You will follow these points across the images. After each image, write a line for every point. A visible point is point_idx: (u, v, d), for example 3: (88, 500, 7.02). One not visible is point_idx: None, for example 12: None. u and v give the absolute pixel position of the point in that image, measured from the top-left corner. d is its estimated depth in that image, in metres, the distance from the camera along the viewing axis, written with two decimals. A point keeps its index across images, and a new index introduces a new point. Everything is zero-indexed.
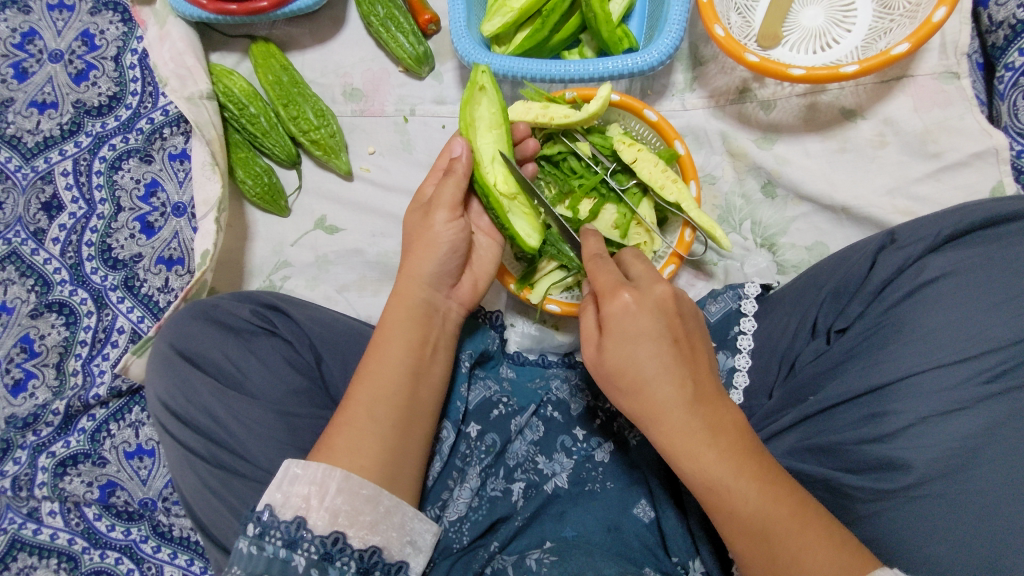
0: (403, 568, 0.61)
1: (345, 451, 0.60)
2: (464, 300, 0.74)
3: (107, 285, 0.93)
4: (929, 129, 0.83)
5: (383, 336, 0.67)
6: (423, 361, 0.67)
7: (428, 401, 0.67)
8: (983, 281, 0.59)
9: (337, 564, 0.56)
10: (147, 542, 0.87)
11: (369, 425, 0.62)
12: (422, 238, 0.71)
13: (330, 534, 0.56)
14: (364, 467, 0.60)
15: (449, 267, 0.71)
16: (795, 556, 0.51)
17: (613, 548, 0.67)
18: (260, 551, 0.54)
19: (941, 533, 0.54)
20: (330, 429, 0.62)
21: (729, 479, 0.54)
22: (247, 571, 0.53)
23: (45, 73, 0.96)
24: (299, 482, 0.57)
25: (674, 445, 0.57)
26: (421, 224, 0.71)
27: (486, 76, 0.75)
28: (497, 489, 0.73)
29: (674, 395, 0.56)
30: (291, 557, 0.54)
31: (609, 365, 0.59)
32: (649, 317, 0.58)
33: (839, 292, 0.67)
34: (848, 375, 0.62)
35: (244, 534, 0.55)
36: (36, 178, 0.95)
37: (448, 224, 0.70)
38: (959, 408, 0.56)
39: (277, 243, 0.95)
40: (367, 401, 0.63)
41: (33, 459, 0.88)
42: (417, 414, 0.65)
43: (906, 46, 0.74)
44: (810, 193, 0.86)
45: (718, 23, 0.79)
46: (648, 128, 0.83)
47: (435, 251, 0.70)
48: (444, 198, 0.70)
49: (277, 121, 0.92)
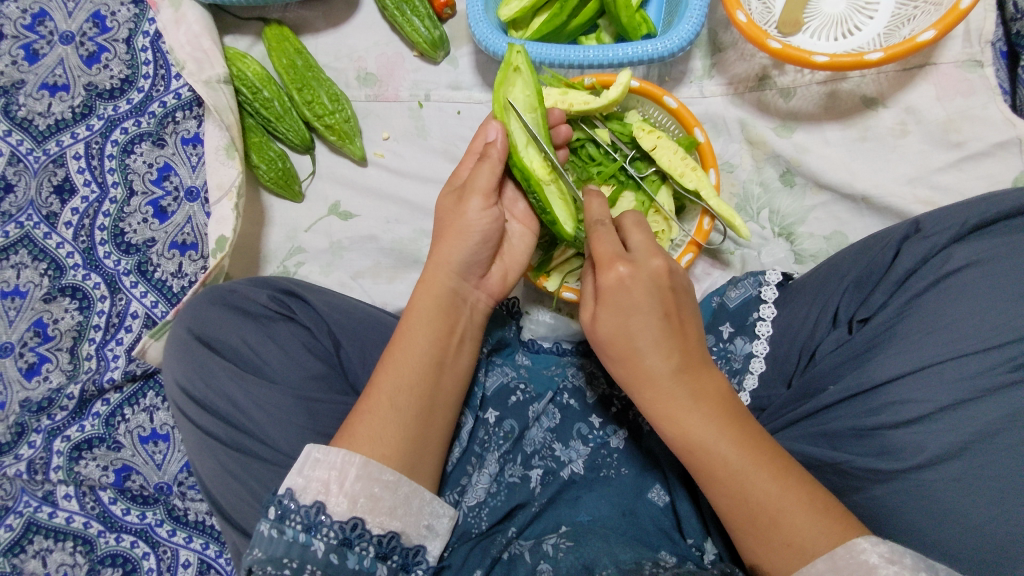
0: (420, 551, 0.61)
1: (365, 439, 0.60)
2: (492, 291, 0.74)
3: (120, 269, 0.92)
4: (951, 119, 0.82)
5: (408, 324, 0.67)
6: (450, 353, 0.67)
7: (453, 392, 0.67)
8: (1009, 270, 0.59)
9: (356, 550, 0.56)
10: (162, 526, 0.87)
11: (390, 413, 0.61)
12: (454, 225, 0.69)
13: (349, 520, 0.56)
14: (385, 455, 0.59)
15: (479, 257, 0.70)
16: (772, 517, 0.52)
17: (628, 531, 0.68)
18: (281, 535, 0.54)
19: (954, 519, 0.55)
20: (352, 416, 0.62)
21: (711, 443, 0.55)
22: (267, 555, 0.54)
23: (56, 55, 0.95)
24: (320, 467, 0.57)
25: (663, 411, 0.57)
26: (454, 210, 0.70)
27: (521, 58, 0.72)
28: (515, 475, 0.72)
29: (663, 363, 0.56)
30: (310, 541, 0.54)
31: (602, 333, 0.59)
32: (645, 287, 0.57)
33: (862, 281, 0.67)
34: (873, 364, 0.61)
35: (264, 517, 0.55)
36: (47, 161, 0.94)
37: (482, 213, 0.69)
38: (982, 395, 0.56)
39: (291, 229, 0.95)
40: (389, 389, 0.63)
41: (48, 443, 0.88)
42: (439, 405, 0.65)
43: (933, 33, 0.73)
44: (829, 181, 0.86)
45: (740, 9, 0.78)
46: (668, 116, 0.82)
47: (468, 239, 0.69)
48: (480, 184, 0.69)
49: (290, 105, 0.91)
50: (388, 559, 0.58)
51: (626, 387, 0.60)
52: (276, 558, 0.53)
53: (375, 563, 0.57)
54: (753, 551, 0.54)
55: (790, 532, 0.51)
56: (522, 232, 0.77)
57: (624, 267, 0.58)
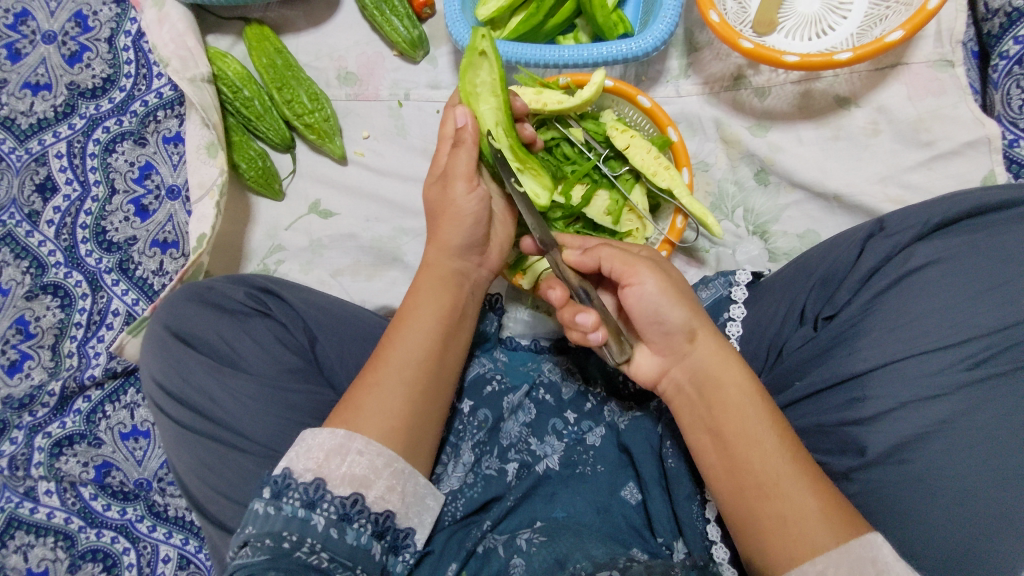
0: (410, 534, 0.62)
1: (372, 413, 0.61)
2: (487, 268, 0.76)
3: (102, 267, 0.93)
4: (922, 118, 0.83)
5: (413, 301, 0.69)
6: (452, 328, 0.69)
7: (454, 369, 0.69)
8: (967, 268, 0.60)
9: (354, 525, 0.57)
10: (143, 521, 0.88)
11: (399, 387, 0.63)
12: (447, 209, 0.70)
13: (350, 496, 0.57)
14: (393, 429, 0.61)
15: (476, 239, 0.71)
16: (816, 493, 0.53)
17: (602, 529, 0.67)
18: (278, 511, 0.55)
19: (920, 519, 0.56)
20: (356, 389, 0.63)
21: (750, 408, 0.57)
22: (264, 530, 0.54)
23: (38, 55, 0.95)
24: (316, 449, 0.58)
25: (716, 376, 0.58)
26: (444, 196, 0.70)
27: (485, 42, 0.72)
28: (492, 468, 0.73)
29: (702, 333, 0.61)
30: (309, 516, 0.55)
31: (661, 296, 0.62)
32: (678, 272, 0.67)
33: (828, 279, 0.67)
34: (839, 361, 0.62)
35: (259, 496, 0.56)
36: (29, 160, 0.95)
37: (469, 196, 0.69)
38: (942, 392, 0.57)
39: (272, 227, 0.96)
40: (400, 358, 0.65)
41: (30, 439, 0.89)
42: (442, 381, 0.67)
43: (900, 34, 0.74)
44: (802, 180, 0.86)
45: (713, 9, 0.79)
46: (642, 115, 0.82)
47: (462, 223, 0.70)
48: (461, 170, 0.69)
49: (271, 104, 0.92)
50: (383, 537, 0.59)
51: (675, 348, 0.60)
52: (274, 532, 0.54)
53: (371, 540, 0.58)
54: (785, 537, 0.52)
55: (814, 510, 0.52)
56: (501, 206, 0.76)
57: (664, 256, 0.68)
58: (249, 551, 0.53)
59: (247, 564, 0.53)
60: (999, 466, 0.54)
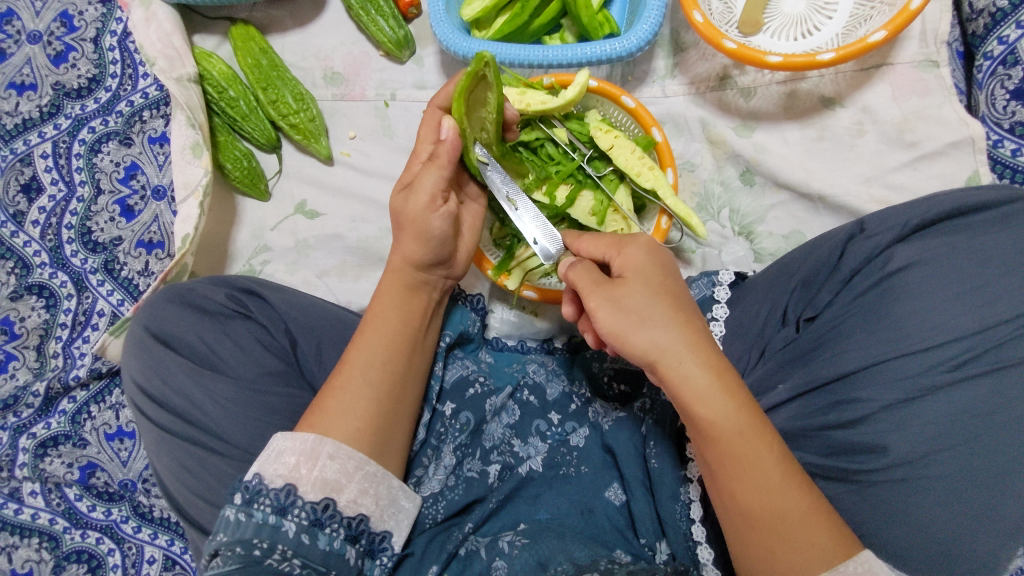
0: (387, 538, 0.62)
1: (336, 416, 0.61)
2: (453, 275, 0.76)
3: (87, 268, 0.93)
4: (906, 118, 0.83)
5: (376, 309, 0.69)
6: (414, 336, 0.69)
7: (418, 374, 0.69)
8: (947, 270, 0.59)
9: (326, 530, 0.57)
10: (128, 522, 0.88)
11: (362, 390, 0.63)
12: (411, 221, 0.69)
13: (321, 501, 0.57)
14: (357, 431, 0.61)
15: (440, 252, 0.71)
16: (813, 518, 0.52)
17: (586, 530, 0.67)
18: (248, 519, 0.54)
19: (903, 520, 0.56)
20: (323, 392, 0.63)
21: (745, 429, 0.53)
22: (235, 538, 0.54)
23: (23, 55, 0.95)
24: (287, 454, 0.58)
25: (703, 390, 0.54)
26: (408, 210, 0.69)
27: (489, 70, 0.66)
28: (473, 470, 0.72)
29: (689, 341, 0.55)
30: (281, 522, 0.54)
31: (634, 300, 0.57)
32: (661, 259, 0.61)
33: (810, 281, 0.67)
34: (817, 362, 0.63)
35: (231, 503, 0.55)
36: (14, 161, 0.95)
37: (433, 213, 0.69)
38: (924, 393, 0.57)
39: (257, 227, 0.95)
40: (361, 366, 0.64)
41: (13, 440, 0.89)
42: (406, 385, 0.67)
43: (883, 34, 0.74)
44: (787, 181, 0.86)
45: (697, 9, 0.79)
46: (627, 116, 0.82)
47: (426, 237, 0.69)
48: (426, 187, 0.68)
49: (256, 104, 0.92)
50: (357, 541, 0.59)
51: (654, 359, 0.55)
52: (246, 540, 0.54)
53: (345, 545, 0.58)
54: (773, 552, 0.52)
55: (811, 535, 0.51)
56: (473, 213, 0.78)
57: (644, 246, 0.61)
58: (221, 561, 0.53)
59: (217, 574, 0.53)
60: (979, 469, 0.55)
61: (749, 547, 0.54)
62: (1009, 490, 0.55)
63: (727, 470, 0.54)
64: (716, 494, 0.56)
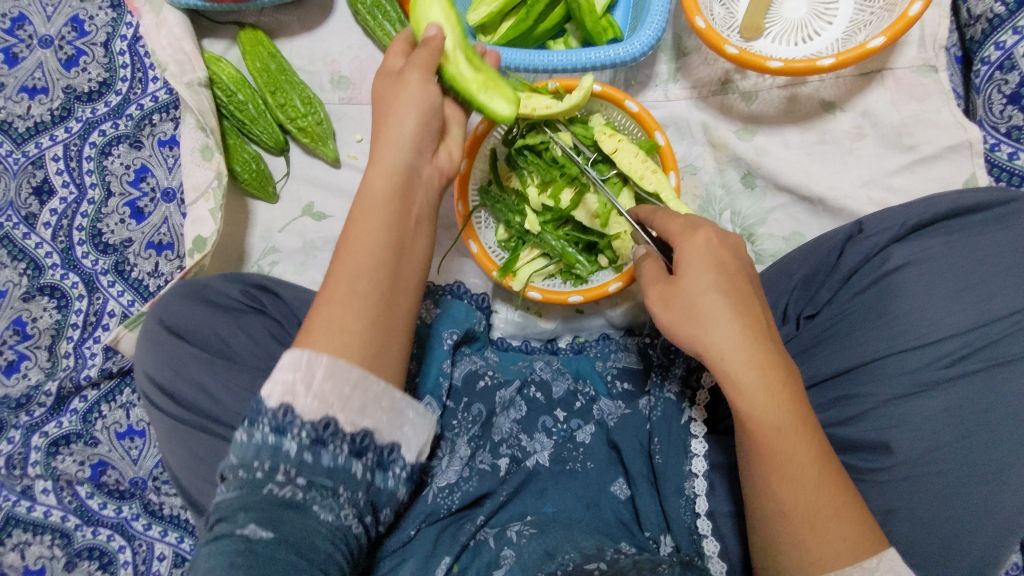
0: (396, 449, 0.57)
1: (325, 331, 0.55)
2: (444, 169, 0.69)
3: (98, 269, 0.94)
4: (905, 122, 0.85)
5: (362, 202, 0.61)
6: (408, 233, 0.61)
7: (413, 276, 0.61)
8: (943, 271, 0.61)
9: (331, 447, 0.52)
10: (138, 520, 0.89)
11: (348, 291, 0.56)
12: (396, 98, 0.64)
13: (321, 419, 0.52)
14: (348, 339, 0.55)
15: (431, 128, 0.65)
16: (840, 521, 0.53)
17: (592, 524, 0.68)
18: (251, 440, 0.51)
19: (906, 519, 0.57)
20: (312, 308, 0.57)
21: (785, 427, 0.54)
22: (240, 461, 0.51)
23: (35, 59, 0.97)
24: (285, 369, 0.52)
25: (747, 383, 0.54)
26: (394, 91, 0.65)
27: None
28: (485, 462, 0.73)
29: (739, 335, 0.55)
30: (281, 441, 0.51)
31: (686, 290, 0.57)
32: (732, 251, 0.60)
33: (810, 279, 0.69)
34: (817, 359, 0.64)
35: (238, 428, 0.52)
36: (26, 163, 0.96)
37: (419, 84, 0.64)
38: (922, 390, 0.58)
39: (266, 229, 0.97)
40: (349, 262, 0.58)
41: (26, 439, 0.90)
42: (401, 287, 0.60)
43: (882, 40, 0.75)
44: (788, 183, 0.88)
45: (699, 15, 0.79)
46: (630, 119, 0.83)
47: (412, 109, 0.63)
48: (419, 59, 0.65)
49: (265, 108, 0.93)
50: (364, 456, 0.54)
51: (700, 349, 0.56)
52: (247, 462, 0.50)
53: (350, 461, 0.53)
54: (797, 551, 0.53)
55: (834, 534, 0.52)
56: (460, 110, 0.72)
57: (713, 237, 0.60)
58: (226, 487, 0.50)
59: (223, 500, 0.50)
60: (976, 465, 0.56)
61: (765, 540, 0.55)
62: (1005, 485, 0.56)
63: (760, 464, 0.55)
64: (747, 487, 0.57)
